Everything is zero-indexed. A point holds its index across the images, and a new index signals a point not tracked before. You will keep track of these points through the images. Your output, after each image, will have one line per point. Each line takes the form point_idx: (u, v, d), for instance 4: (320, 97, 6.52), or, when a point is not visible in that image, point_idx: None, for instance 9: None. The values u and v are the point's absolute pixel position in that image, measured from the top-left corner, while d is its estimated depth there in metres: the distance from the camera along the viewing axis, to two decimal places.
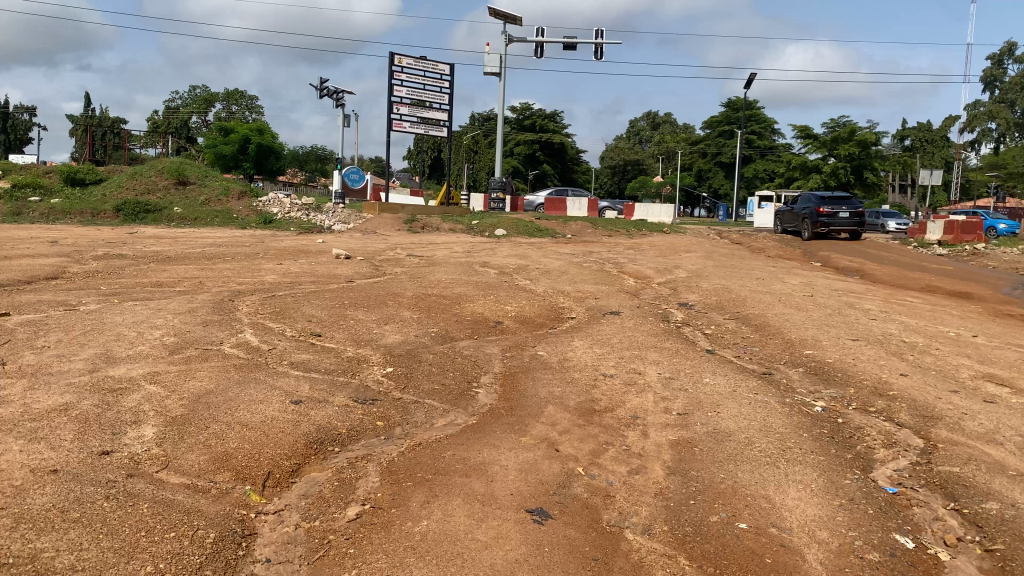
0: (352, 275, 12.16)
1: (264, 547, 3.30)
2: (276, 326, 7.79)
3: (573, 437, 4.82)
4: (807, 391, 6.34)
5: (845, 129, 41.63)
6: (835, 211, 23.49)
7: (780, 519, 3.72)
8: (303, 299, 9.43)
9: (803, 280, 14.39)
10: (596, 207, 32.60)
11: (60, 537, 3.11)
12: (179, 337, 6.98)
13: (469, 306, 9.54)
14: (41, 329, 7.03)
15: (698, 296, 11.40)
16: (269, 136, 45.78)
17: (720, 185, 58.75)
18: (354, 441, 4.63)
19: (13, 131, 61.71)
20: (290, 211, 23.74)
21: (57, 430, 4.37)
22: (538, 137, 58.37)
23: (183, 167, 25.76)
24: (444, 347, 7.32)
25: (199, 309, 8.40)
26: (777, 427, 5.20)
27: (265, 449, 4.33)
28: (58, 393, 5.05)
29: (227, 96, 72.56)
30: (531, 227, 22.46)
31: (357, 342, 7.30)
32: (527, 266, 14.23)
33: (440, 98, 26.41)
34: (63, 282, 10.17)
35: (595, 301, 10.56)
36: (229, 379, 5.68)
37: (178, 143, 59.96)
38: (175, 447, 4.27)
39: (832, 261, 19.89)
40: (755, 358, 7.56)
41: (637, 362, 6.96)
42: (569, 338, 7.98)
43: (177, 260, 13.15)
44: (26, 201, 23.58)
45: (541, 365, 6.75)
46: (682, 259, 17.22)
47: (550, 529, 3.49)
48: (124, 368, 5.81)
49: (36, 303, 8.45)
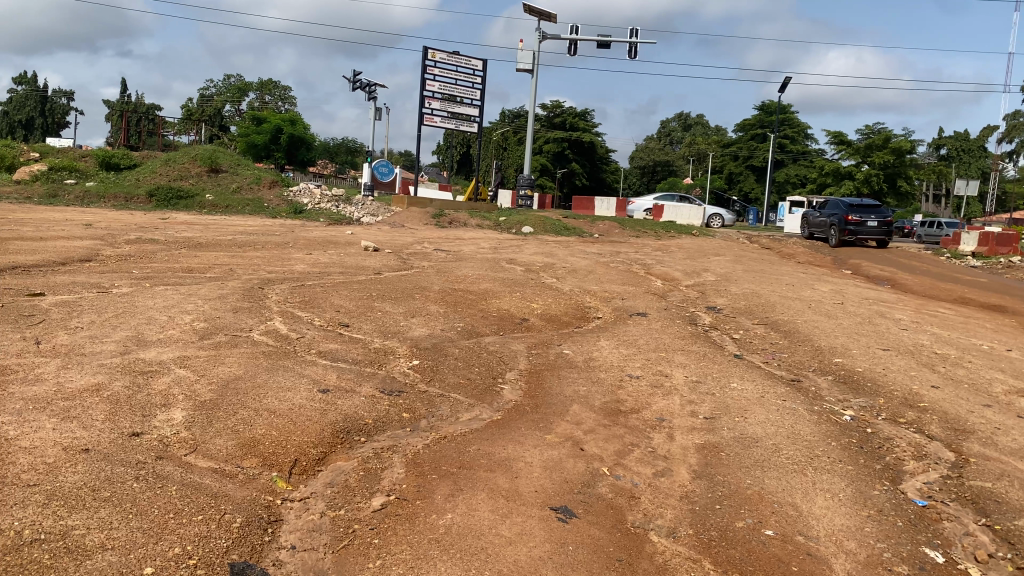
0: (380, 267, 12.25)
1: (290, 534, 3.32)
2: (304, 314, 7.84)
3: (598, 436, 4.80)
4: (835, 399, 6.28)
5: (879, 136, 41.11)
6: (863, 219, 23.20)
7: (807, 527, 3.68)
8: (332, 290, 9.49)
9: (832, 288, 14.24)
10: (625, 207, 32.48)
11: (90, 515, 3.14)
12: (209, 323, 7.06)
13: (496, 302, 9.52)
14: (75, 310, 7.13)
15: (726, 300, 11.31)
16: (302, 128, 46.14)
17: (750, 188, 58.31)
18: (380, 432, 4.65)
19: (51, 114, 62.78)
20: (319, 202, 23.91)
21: (89, 409, 4.43)
22: (568, 136, 58.20)
23: (216, 155, 26.03)
24: (470, 342, 7.32)
25: (228, 295, 8.48)
26: (804, 434, 5.14)
27: (292, 436, 4.35)
28: (91, 374, 5.13)
29: (260, 85, 73.19)
30: (559, 226, 22.41)
31: (384, 333, 7.33)
32: (554, 265, 14.21)
33: (472, 94, 26.42)
34: (96, 264, 10.30)
35: (622, 301, 10.54)
36: (257, 365, 5.74)
37: (212, 132, 60.61)
38: (203, 431, 4.31)
39: (862, 269, 19.64)
40: (783, 364, 7.50)
41: (663, 364, 6.92)
42: (595, 338, 7.96)
43: (208, 247, 13.30)
44: (63, 184, 24.00)
45: (567, 364, 6.73)
46: (711, 262, 17.16)
47: (574, 528, 3.47)
48: (154, 352, 5.89)
49: (71, 284, 8.59)
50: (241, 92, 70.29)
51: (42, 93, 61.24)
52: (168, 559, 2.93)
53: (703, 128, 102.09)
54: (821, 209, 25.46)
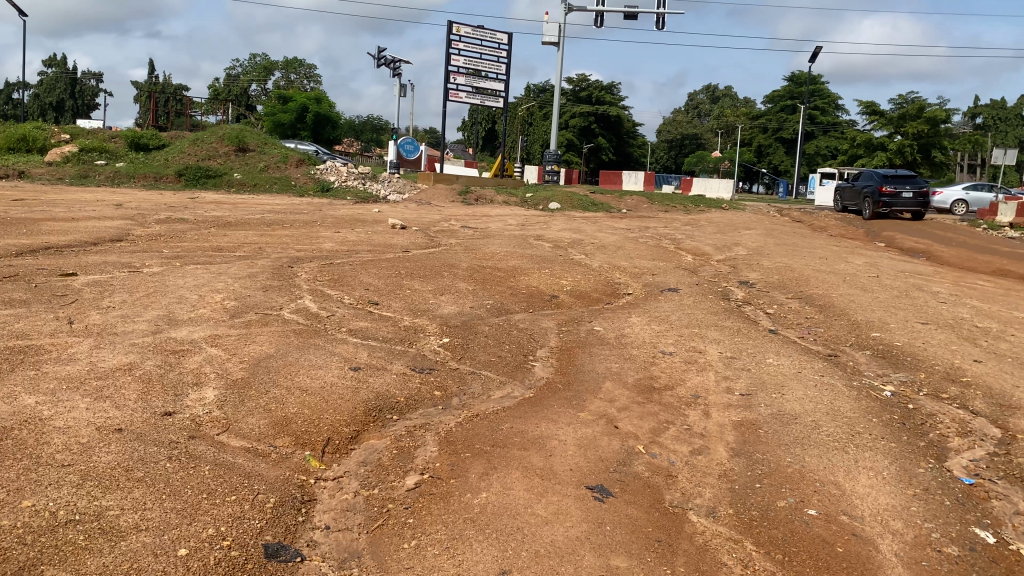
0: (407, 244, 12.22)
1: (324, 514, 3.28)
2: (334, 293, 7.82)
3: (633, 414, 4.71)
4: (874, 374, 6.15)
5: (913, 106, 40.28)
6: (898, 190, 22.76)
7: (851, 506, 3.58)
8: (360, 267, 9.45)
9: (867, 261, 13.96)
10: (653, 181, 32.08)
11: (124, 496, 3.13)
12: (240, 301, 7.06)
13: (525, 279, 9.43)
14: (107, 290, 7.16)
15: (759, 274, 11.13)
16: (328, 106, 46.16)
17: (780, 161, 57.35)
18: (412, 409, 4.60)
19: (81, 96, 63.37)
20: (346, 180, 23.92)
21: (121, 389, 4.43)
22: (595, 110, 57.65)
23: (243, 134, 26.07)
24: (499, 319, 7.26)
25: (258, 274, 8.48)
26: (844, 411, 5.02)
27: (324, 415, 4.31)
28: (124, 353, 5.13)
29: (286, 64, 73.27)
30: (586, 201, 22.24)
31: (414, 311, 7.28)
32: (582, 241, 14.07)
33: (497, 68, 26.18)
34: (127, 245, 10.36)
35: (652, 276, 10.40)
36: (288, 344, 5.72)
37: (239, 111, 60.82)
38: (236, 411, 4.29)
39: (897, 242, 19.27)
40: (819, 339, 7.35)
41: (697, 340, 6.81)
42: (626, 314, 7.86)
43: (237, 226, 13.33)
44: (93, 165, 24.22)
45: (599, 340, 6.64)
46: (741, 236, 16.94)
47: (611, 508, 3.40)
48: (186, 330, 5.89)
49: (103, 264, 8.64)
50: (267, 71, 70.41)
51: (72, 75, 61.76)
52: (202, 539, 2.90)
53: (731, 100, 100.59)
54: (855, 181, 24.99)
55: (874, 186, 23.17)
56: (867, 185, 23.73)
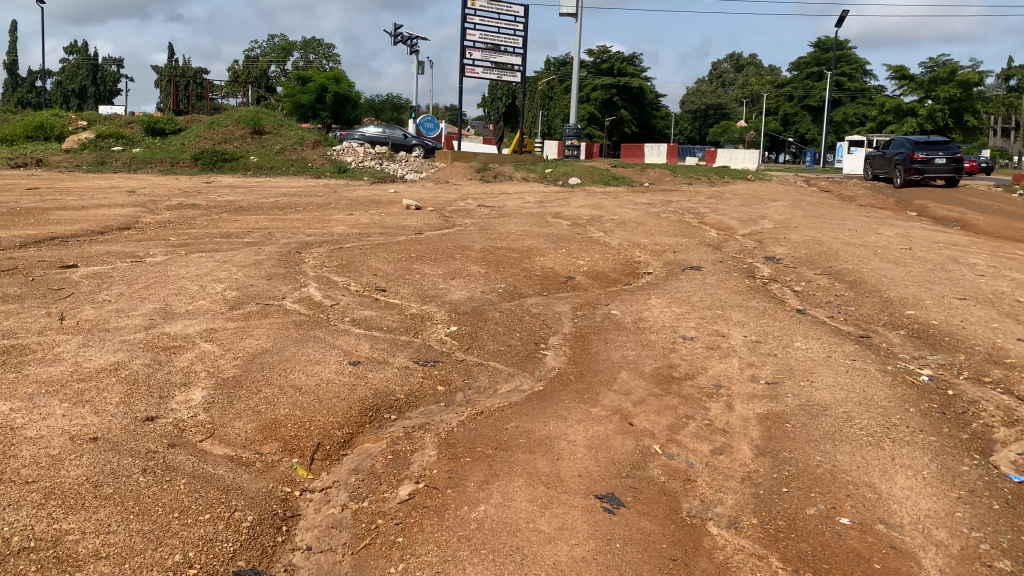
0: (421, 225, 11.92)
1: (306, 533, 3.01)
2: (341, 280, 7.54)
3: (649, 408, 4.39)
4: (910, 356, 5.76)
5: (944, 69, 39.16)
6: (930, 157, 22.03)
7: (889, 513, 3.24)
8: (370, 252, 9.16)
9: (899, 232, 13.45)
10: (676, 154, 31.40)
11: (86, 518, 2.88)
12: (241, 291, 6.80)
13: (540, 260, 9.10)
14: (105, 282, 6.92)
15: (786, 249, 10.71)
16: (347, 85, 45.81)
17: (806, 129, 56.16)
18: (412, 408, 4.31)
19: (103, 83, 63.55)
20: (363, 160, 23.63)
21: (103, 392, 4.17)
22: (616, 82, 56.77)
23: (259, 116, 25.82)
24: (511, 305, 6.94)
25: (263, 261, 8.22)
26: (878, 400, 4.66)
27: (316, 417, 4.02)
28: (112, 352, 4.88)
29: (305, 44, 72.97)
30: (607, 176, 21.78)
31: (422, 298, 6.98)
32: (601, 218, 13.68)
33: (514, 42, 25.64)
34: (134, 233, 10.15)
35: (674, 254, 10.01)
36: (286, 337, 5.44)
37: (259, 93, 60.74)
38: (222, 414, 4.01)
39: (929, 211, 18.66)
40: (851, 318, 6.95)
41: (720, 322, 6.45)
42: (646, 296, 7.50)
43: (249, 211, 13.09)
44: (110, 151, 24.13)
45: (615, 326, 6.30)
46: (767, 208, 16.45)
47: (622, 521, 3.09)
48: (181, 325, 5.64)
49: (106, 254, 8.42)
50: (286, 52, 70.17)
51: (93, 61, 61.97)
52: (167, 569, 2.63)
53: (756, 69, 98.76)
54: (885, 149, 24.28)
55: (905, 152, 22.44)
56: (898, 152, 23.03)
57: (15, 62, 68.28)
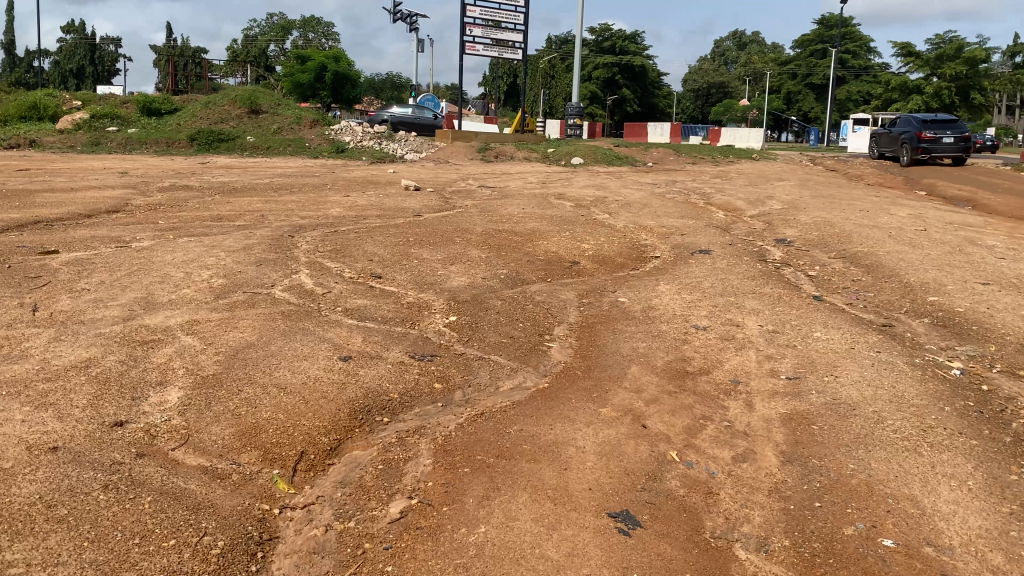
0: (420, 207, 11.55)
1: (284, 560, 2.68)
2: (334, 266, 7.18)
3: (663, 408, 4.04)
4: (938, 347, 5.41)
5: (950, 45, 38.54)
6: (938, 136, 21.59)
7: (935, 534, 2.91)
8: (366, 235, 8.79)
9: (911, 212, 13.06)
10: (679, 133, 30.90)
11: (34, 547, 2.55)
12: (229, 279, 6.44)
13: (543, 243, 8.74)
14: (86, 269, 6.57)
15: (797, 231, 10.34)
16: (347, 64, 45.19)
17: (810, 108, 55.48)
18: (407, 409, 3.97)
19: (101, 63, 62.78)
20: (362, 139, 23.19)
21: (70, 394, 3.83)
22: (618, 60, 56.07)
23: (255, 95, 25.35)
24: (513, 292, 6.58)
25: (254, 246, 7.87)
26: (910, 398, 4.31)
27: (301, 421, 3.68)
28: (84, 347, 4.54)
29: (303, 22, 72.19)
30: (610, 156, 21.36)
31: (419, 285, 6.63)
32: (606, 198, 13.29)
33: (515, 18, 25.10)
34: (122, 216, 9.78)
35: (681, 237, 9.65)
36: (273, 329, 5.09)
37: (258, 72, 60.15)
38: (199, 418, 3.67)
39: (939, 190, 18.28)
40: (870, 306, 6.60)
41: (734, 311, 6.10)
42: (654, 282, 7.13)
43: (244, 192, 12.72)
44: (105, 131, 23.71)
45: (623, 314, 5.95)
46: (774, 188, 16.06)
47: (639, 545, 2.75)
48: (161, 316, 5.29)
49: (89, 238, 8.06)
50: (285, 31, 69.42)
51: (90, 40, 61.32)
52: None
53: (759, 46, 97.70)
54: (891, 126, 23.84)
55: (912, 130, 22.00)
56: (904, 130, 22.59)
57: (11, 41, 67.61)
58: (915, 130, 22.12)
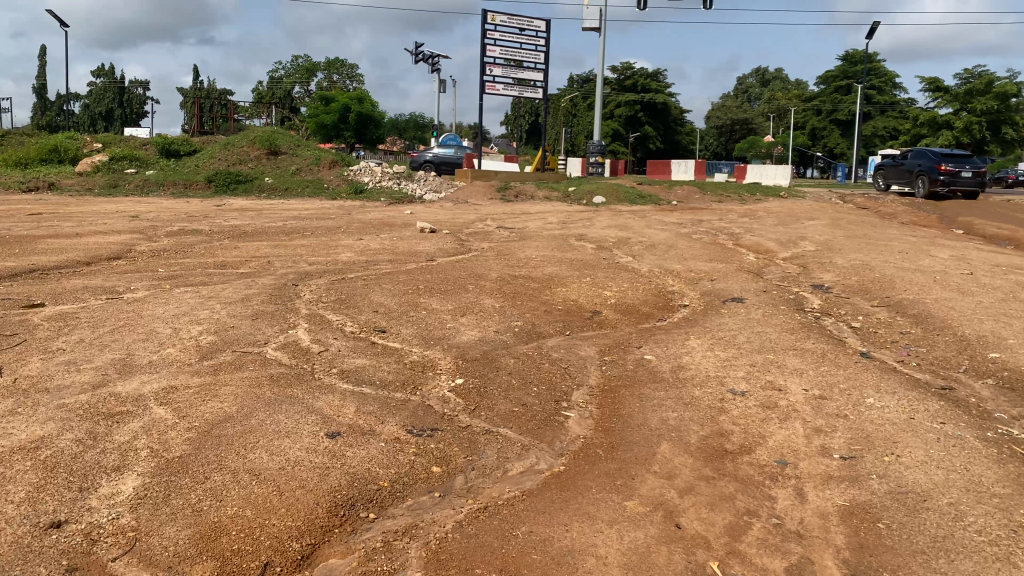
0: (434, 251, 11.07)
1: None
2: (336, 318, 6.66)
3: (699, 501, 3.45)
4: (1010, 417, 4.75)
5: (979, 81, 37.88)
6: (958, 169, 21.14)
7: None
8: (374, 283, 8.28)
9: (952, 253, 12.40)
10: (703, 170, 30.30)
11: None
12: (219, 336, 5.92)
13: (562, 291, 8.20)
14: (67, 325, 6.10)
15: (834, 276, 9.73)
16: (370, 105, 45.30)
17: (835, 144, 54.85)
18: (398, 502, 3.40)
19: (130, 106, 63.62)
20: (380, 180, 22.89)
21: (7, 485, 3.30)
22: (640, 98, 55.91)
23: (274, 136, 25.20)
24: (529, 348, 6.01)
25: (253, 296, 7.38)
26: (989, 484, 3.67)
27: (270, 521, 3.12)
28: (39, 422, 4.01)
29: (328, 64, 73.08)
30: (633, 194, 20.85)
31: (426, 340, 6.07)
32: (629, 240, 12.76)
33: (536, 57, 24.87)
34: (123, 264, 9.38)
35: (710, 282, 9.06)
36: (257, 398, 4.54)
37: (283, 113, 60.70)
38: (150, 515, 3.12)
39: (976, 228, 17.58)
40: (924, 364, 5.96)
41: (773, 372, 5.49)
42: (683, 336, 6.53)
43: (254, 236, 12.33)
44: (124, 174, 23.63)
45: (650, 376, 5.35)
46: (805, 228, 15.46)
47: None
48: (136, 382, 4.77)
49: (82, 289, 7.61)
50: (310, 72, 70.15)
51: (120, 84, 62.32)
52: None
53: (782, 83, 97.47)
54: (902, 160, 23.45)
55: (929, 163, 21.53)
56: (920, 163, 22.13)
57: (44, 86, 68.93)
58: (933, 163, 21.66)
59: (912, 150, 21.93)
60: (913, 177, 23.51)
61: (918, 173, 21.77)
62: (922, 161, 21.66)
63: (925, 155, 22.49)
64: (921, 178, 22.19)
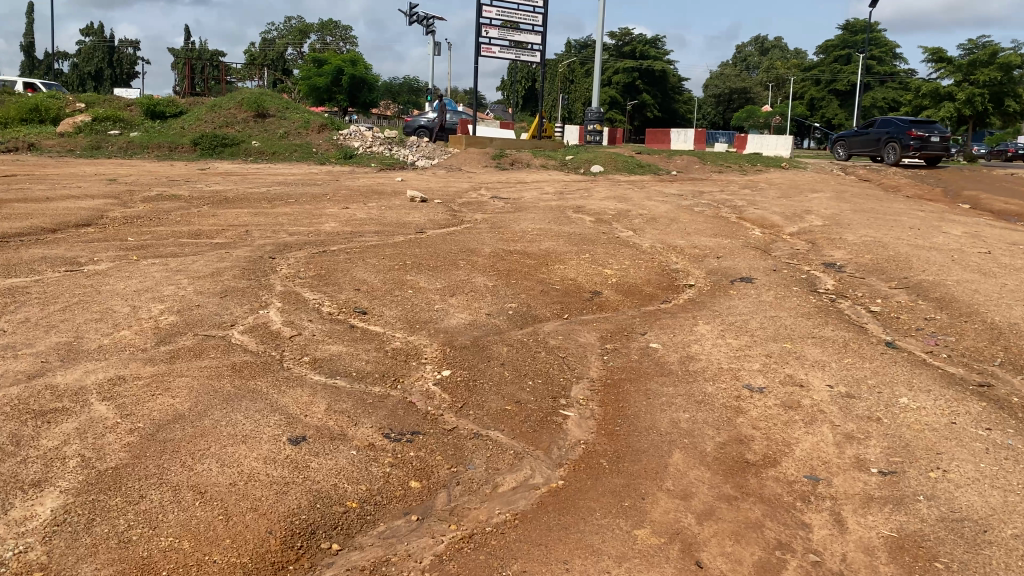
0: (424, 222, 10.50)
1: None
2: (312, 297, 6.09)
3: (723, 531, 2.94)
4: None
5: (983, 50, 34.66)
6: (927, 134, 21.83)
7: None
8: (357, 257, 7.70)
9: (965, 229, 11.87)
10: (702, 140, 29.52)
11: None
12: (182, 317, 5.36)
13: (558, 268, 7.65)
14: (15, 302, 5.52)
15: (845, 254, 9.21)
16: (364, 68, 44.27)
17: (834, 114, 53.82)
18: (366, 529, 2.89)
19: (119, 66, 62.27)
20: (371, 145, 22.17)
21: None
22: (638, 65, 54.94)
23: (262, 99, 24.38)
24: (523, 335, 5.46)
25: (225, 271, 6.81)
26: None
27: (211, 558, 2.61)
28: None
29: (321, 26, 71.65)
30: (632, 163, 20.24)
31: (409, 324, 5.52)
32: (629, 212, 12.20)
33: (533, 19, 24.04)
34: (90, 232, 8.77)
35: (716, 259, 8.51)
36: (215, 393, 4.00)
37: (275, 76, 59.48)
38: (67, 548, 2.61)
39: (983, 202, 17.06)
40: (956, 355, 5.45)
41: (794, 366, 4.95)
42: (691, 321, 6.00)
43: (235, 203, 11.71)
44: (106, 135, 22.86)
45: (656, 369, 4.82)
46: (810, 201, 14.91)
47: None
48: (79, 371, 4.21)
49: (40, 260, 7.03)
50: (303, 34, 68.82)
51: (108, 43, 60.94)
52: None
53: (780, 52, 96.03)
54: (868, 129, 24.10)
55: (899, 129, 22.33)
56: (888, 130, 22.82)
57: (31, 45, 67.43)
58: (902, 129, 22.41)
59: (882, 118, 22.66)
60: (878, 144, 24.38)
61: (888, 140, 22.52)
62: (891, 127, 22.43)
63: (891, 123, 23.28)
64: (890, 145, 23.02)
